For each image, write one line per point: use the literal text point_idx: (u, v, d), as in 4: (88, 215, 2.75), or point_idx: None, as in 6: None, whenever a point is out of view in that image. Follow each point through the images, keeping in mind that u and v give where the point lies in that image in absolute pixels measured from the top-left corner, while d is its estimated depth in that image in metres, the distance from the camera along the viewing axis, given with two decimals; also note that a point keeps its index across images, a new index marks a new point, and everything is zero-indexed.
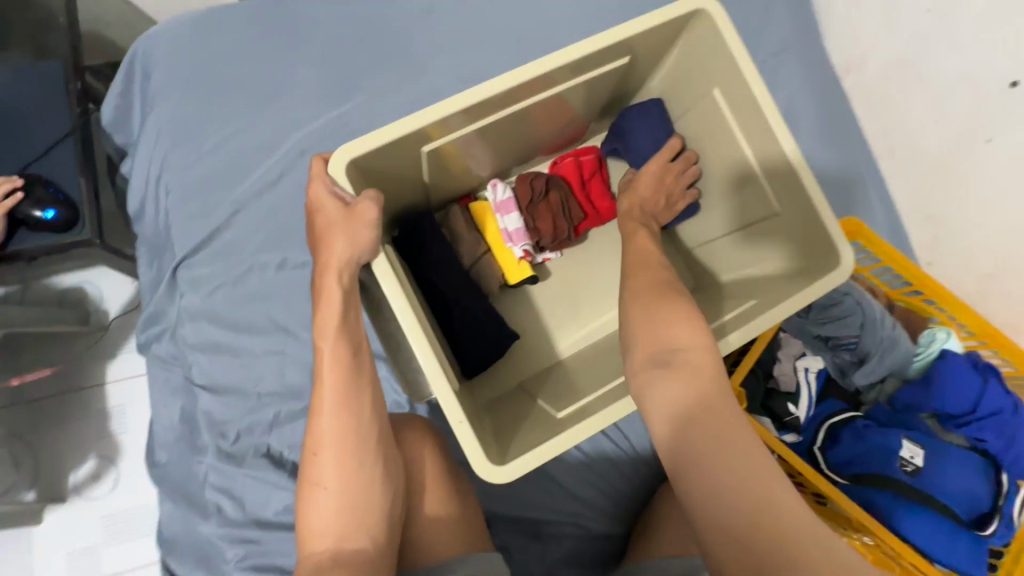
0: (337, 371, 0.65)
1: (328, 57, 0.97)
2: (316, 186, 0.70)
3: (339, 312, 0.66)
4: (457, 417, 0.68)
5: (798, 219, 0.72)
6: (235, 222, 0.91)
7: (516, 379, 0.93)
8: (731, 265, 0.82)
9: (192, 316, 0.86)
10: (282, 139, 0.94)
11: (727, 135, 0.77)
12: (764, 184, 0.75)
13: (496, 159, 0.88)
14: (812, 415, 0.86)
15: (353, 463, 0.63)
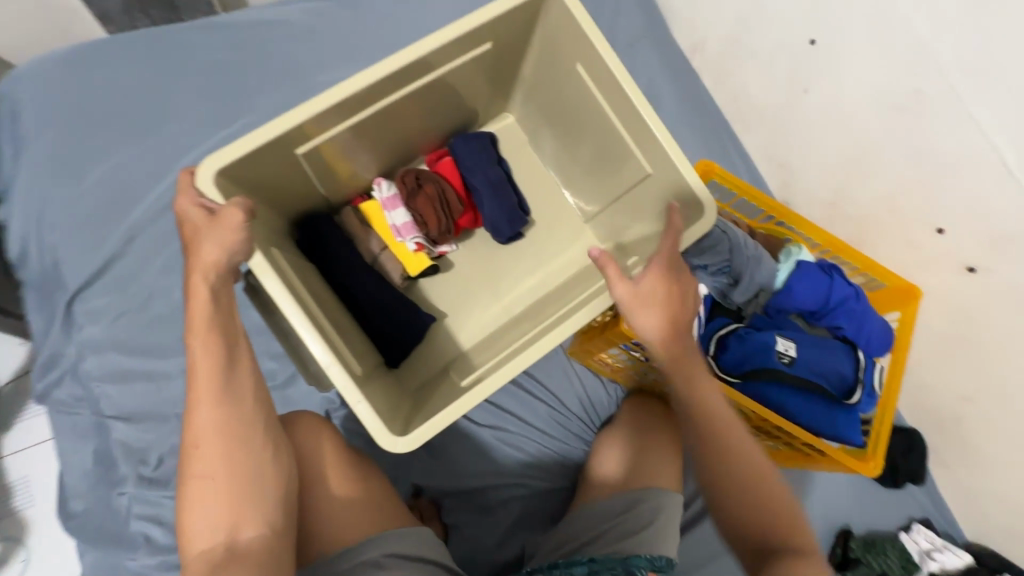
0: (211, 365, 0.56)
1: (213, 77, 0.98)
2: (188, 197, 0.62)
3: (209, 310, 0.56)
4: (355, 399, 0.64)
5: (663, 179, 0.80)
6: (132, 249, 0.87)
7: (443, 359, 0.89)
8: (618, 226, 0.90)
9: (97, 348, 0.82)
10: (173, 160, 0.92)
11: (595, 110, 0.84)
12: (631, 146, 0.83)
13: (382, 155, 0.87)
14: (703, 333, 0.83)
15: (241, 459, 0.55)
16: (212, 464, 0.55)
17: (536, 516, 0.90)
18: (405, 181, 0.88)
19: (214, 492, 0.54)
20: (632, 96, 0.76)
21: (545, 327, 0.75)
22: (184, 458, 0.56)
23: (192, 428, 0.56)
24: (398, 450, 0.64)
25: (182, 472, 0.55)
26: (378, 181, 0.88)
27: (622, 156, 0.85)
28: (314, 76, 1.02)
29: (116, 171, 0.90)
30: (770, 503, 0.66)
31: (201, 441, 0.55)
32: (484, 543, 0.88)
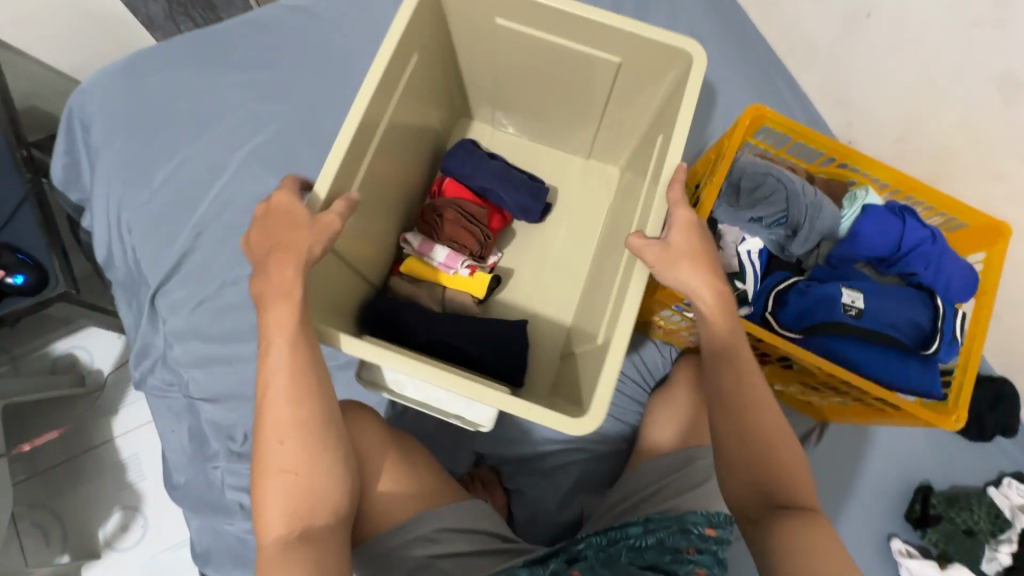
0: (291, 363, 0.59)
1: (254, 71, 1.01)
2: (287, 194, 0.63)
3: (294, 310, 0.59)
4: (526, 407, 0.60)
5: (642, 53, 0.77)
6: (200, 244, 0.93)
7: (552, 355, 0.90)
8: (635, 119, 0.87)
9: (180, 337, 0.89)
10: (228, 157, 0.97)
11: (549, 50, 0.82)
12: (595, 55, 0.80)
13: (392, 218, 0.85)
14: (759, 288, 0.79)
15: (319, 453, 0.59)
16: (294, 457, 0.58)
17: (596, 479, 0.92)
18: (427, 221, 0.88)
19: (296, 484, 0.58)
20: (572, 11, 0.74)
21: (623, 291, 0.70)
22: (262, 451, 0.59)
23: (273, 424, 0.59)
24: (574, 432, 0.61)
25: (261, 465, 0.59)
26: (405, 236, 0.87)
27: (590, 64, 0.82)
28: (351, 61, 1.03)
29: (178, 171, 0.96)
30: (778, 476, 0.65)
31: (287, 438, 0.58)
32: (545, 505, 0.91)
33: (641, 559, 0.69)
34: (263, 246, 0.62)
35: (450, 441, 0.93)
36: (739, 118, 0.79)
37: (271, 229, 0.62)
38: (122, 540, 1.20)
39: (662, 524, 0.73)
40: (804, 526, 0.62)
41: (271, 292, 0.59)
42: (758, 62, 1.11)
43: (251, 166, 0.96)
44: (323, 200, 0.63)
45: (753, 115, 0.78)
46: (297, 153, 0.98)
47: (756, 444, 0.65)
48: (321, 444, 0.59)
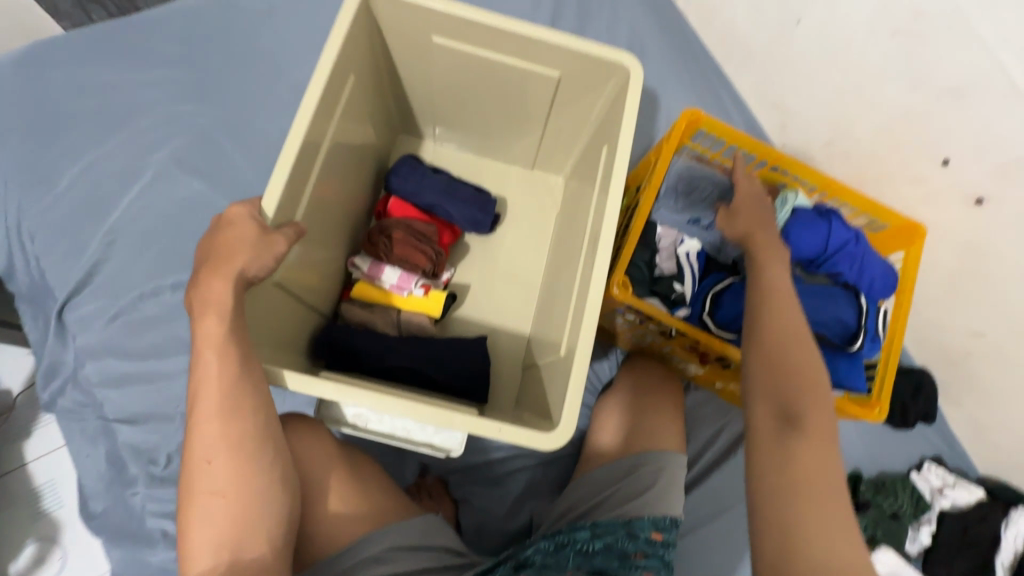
0: (219, 377, 0.53)
1: (174, 67, 0.94)
2: (241, 206, 0.59)
3: (224, 321, 0.54)
4: (495, 428, 0.58)
5: (581, 67, 0.77)
6: (115, 253, 0.85)
7: (514, 369, 0.91)
8: (574, 130, 0.87)
9: (93, 354, 0.82)
10: (146, 158, 0.90)
11: (489, 66, 0.80)
12: (532, 70, 0.79)
13: (336, 245, 0.83)
14: (698, 289, 0.80)
15: (249, 475, 0.54)
16: (222, 481, 0.53)
17: (544, 485, 0.91)
18: (375, 244, 0.86)
19: (224, 510, 0.53)
20: (505, 25, 0.73)
21: (582, 297, 0.69)
22: (187, 475, 0.54)
23: (199, 443, 0.54)
24: (542, 446, 0.59)
25: (186, 487, 0.53)
26: (353, 261, 0.85)
27: (530, 78, 0.81)
28: (283, 57, 0.98)
29: (88, 174, 0.88)
30: (807, 388, 0.59)
31: (215, 457, 0.53)
32: (494, 513, 0.90)
33: (590, 564, 0.71)
34: (204, 253, 0.57)
35: (394, 452, 0.90)
36: (676, 122, 0.80)
37: (217, 237, 0.57)
38: (38, 574, 1.10)
39: (611, 530, 0.74)
40: (818, 439, 0.56)
41: (202, 302, 0.54)
42: (697, 66, 1.14)
43: (172, 167, 0.90)
44: (273, 217, 0.59)
45: (689, 120, 0.79)
46: (224, 154, 0.92)
47: (774, 346, 0.61)
48: (256, 461, 0.54)
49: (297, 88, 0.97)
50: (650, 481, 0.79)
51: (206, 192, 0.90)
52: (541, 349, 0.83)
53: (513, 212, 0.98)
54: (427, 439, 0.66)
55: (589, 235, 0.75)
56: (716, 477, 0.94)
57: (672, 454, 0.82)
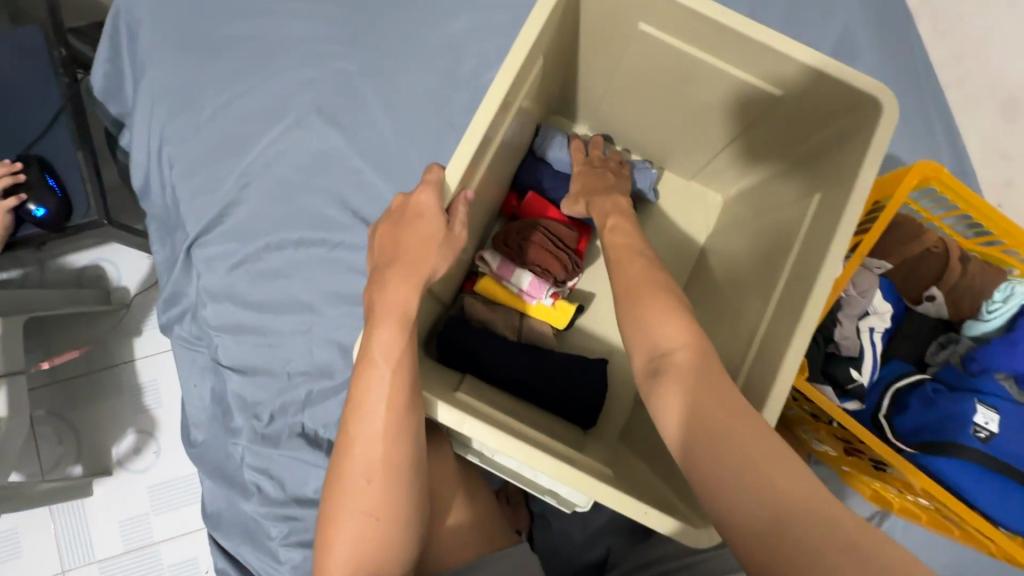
0: (392, 398, 0.49)
1: (330, 4, 0.87)
2: (427, 190, 0.53)
3: (405, 333, 0.50)
4: (641, 508, 0.52)
5: (813, 89, 0.62)
6: (246, 197, 0.83)
7: (628, 403, 0.84)
8: (766, 157, 0.74)
9: (213, 296, 0.82)
10: (288, 100, 0.85)
11: (692, 68, 0.68)
12: (748, 81, 0.66)
13: (469, 237, 0.76)
14: (876, 378, 0.69)
15: (402, 504, 0.50)
16: (378, 504, 0.49)
17: (627, 524, 0.86)
18: (507, 245, 0.78)
19: (373, 532, 0.49)
20: (740, 28, 0.60)
21: (765, 361, 0.57)
22: (339, 489, 0.50)
23: (356, 458, 0.50)
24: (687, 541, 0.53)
25: (335, 500, 0.50)
26: (482, 254, 0.78)
27: (736, 88, 0.68)
28: (443, 6, 0.88)
29: (231, 108, 0.85)
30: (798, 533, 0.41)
31: (375, 478, 0.49)
32: (572, 539, 0.86)
33: None
34: (386, 250, 0.53)
35: None
36: (906, 172, 0.64)
37: (400, 231, 0.53)
38: (134, 462, 1.20)
39: None
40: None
41: (382, 307, 0.51)
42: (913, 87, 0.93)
43: (313, 115, 0.85)
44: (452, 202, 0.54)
45: (925, 173, 0.65)
46: (366, 108, 0.85)
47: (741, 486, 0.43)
48: (408, 483, 0.50)
49: (452, 44, 0.87)
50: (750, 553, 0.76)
51: (343, 147, 0.84)
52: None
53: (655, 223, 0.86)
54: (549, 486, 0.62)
55: (781, 271, 0.63)
56: None
57: None
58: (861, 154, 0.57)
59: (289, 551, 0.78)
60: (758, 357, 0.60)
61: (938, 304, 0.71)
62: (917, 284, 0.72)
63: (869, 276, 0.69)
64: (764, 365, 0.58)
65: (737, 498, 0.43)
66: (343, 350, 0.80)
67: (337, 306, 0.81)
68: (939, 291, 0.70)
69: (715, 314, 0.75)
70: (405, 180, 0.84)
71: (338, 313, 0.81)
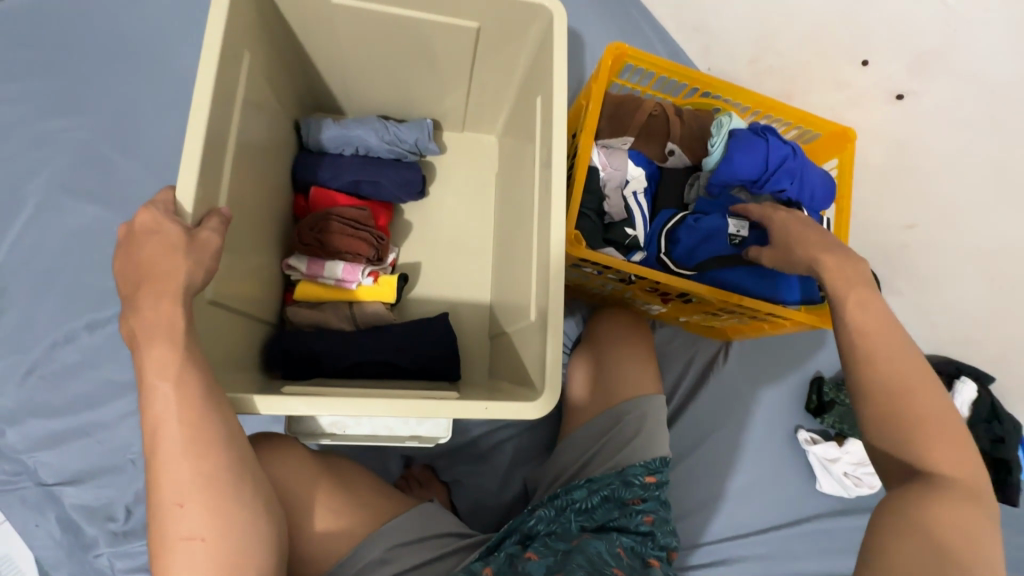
0: (184, 409, 0.49)
1: (31, 83, 0.82)
2: (149, 211, 0.52)
3: (178, 346, 0.50)
4: (480, 407, 0.57)
5: (500, 12, 0.71)
6: (8, 303, 0.75)
7: (485, 342, 0.88)
8: (505, 85, 0.83)
9: (11, 419, 0.73)
10: (20, 191, 0.78)
11: (399, 24, 0.74)
12: (450, 22, 0.73)
13: (266, 251, 0.76)
14: (650, 230, 0.80)
15: (228, 516, 0.50)
16: (201, 522, 0.49)
17: (530, 451, 0.91)
18: (307, 243, 0.80)
19: (207, 552, 0.49)
20: None
21: (544, 235, 0.66)
22: (157, 522, 0.49)
23: (168, 485, 0.49)
24: (529, 416, 0.58)
25: (157, 535, 0.49)
26: (288, 263, 0.79)
27: (446, 32, 0.75)
28: (158, 50, 0.86)
29: None
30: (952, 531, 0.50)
31: (187, 500, 0.49)
32: (488, 490, 0.89)
33: (592, 520, 0.73)
34: (131, 280, 0.51)
35: (373, 449, 0.88)
36: (602, 59, 0.77)
37: (138, 254, 0.51)
38: None
39: (605, 482, 0.76)
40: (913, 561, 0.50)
41: (145, 331, 0.50)
42: None
43: (54, 195, 0.79)
44: (193, 212, 0.54)
45: (614, 54, 0.77)
46: (112, 170, 0.81)
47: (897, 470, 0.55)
48: (235, 493, 0.50)
49: (181, 82, 0.86)
50: (639, 425, 0.80)
51: (101, 215, 0.79)
52: (506, 315, 0.81)
53: (445, 178, 0.93)
54: (411, 431, 0.66)
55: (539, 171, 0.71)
56: (694, 408, 0.97)
57: (652, 397, 0.83)
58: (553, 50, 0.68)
59: None
60: (540, 242, 0.68)
61: (679, 156, 0.84)
62: (658, 145, 0.83)
63: (619, 152, 0.81)
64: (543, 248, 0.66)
65: (938, 535, 0.50)
66: None
67: None
68: (675, 145, 0.82)
69: (516, 229, 0.81)
70: None
71: None
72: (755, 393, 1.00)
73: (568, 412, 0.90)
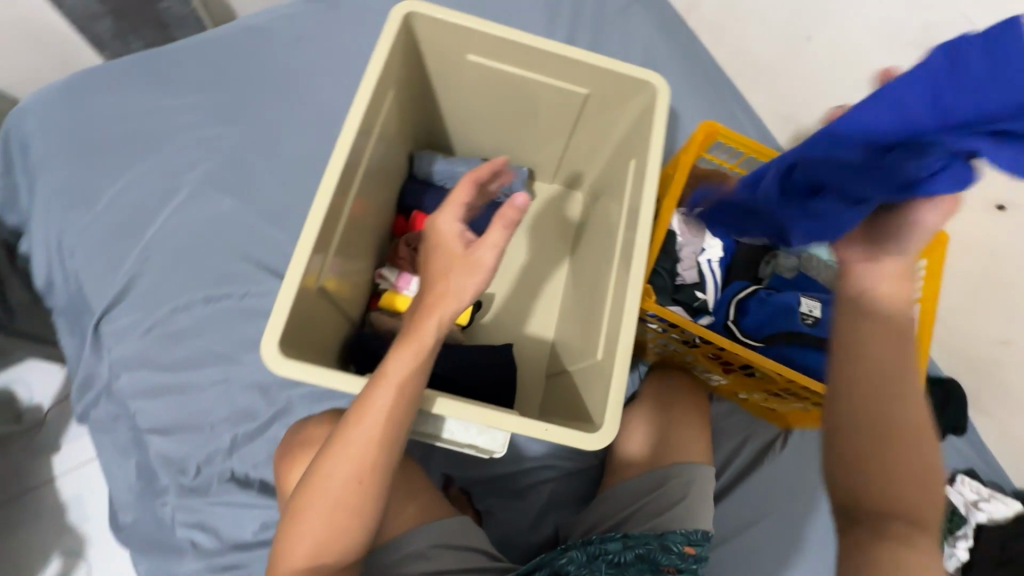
0: (395, 412, 0.56)
1: (208, 96, 0.99)
2: (448, 218, 0.65)
3: (425, 357, 0.58)
4: (540, 427, 0.60)
5: (609, 84, 0.79)
6: (148, 268, 0.88)
7: (542, 377, 0.92)
8: (600, 147, 0.90)
9: (126, 366, 0.85)
10: (181, 179, 0.94)
11: (517, 84, 0.83)
12: (561, 87, 0.82)
13: (365, 259, 0.86)
14: (720, 297, 0.82)
15: (382, 497, 0.57)
16: (358, 497, 0.56)
17: (568, 497, 0.91)
18: (401, 258, 0.89)
19: (346, 521, 0.56)
20: (538, 45, 0.76)
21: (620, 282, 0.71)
22: (321, 481, 0.56)
23: (348, 461, 0.56)
24: (588, 447, 0.60)
25: (312, 491, 0.56)
26: (381, 272, 0.88)
27: (557, 95, 0.84)
28: (310, 83, 1.03)
29: (125, 194, 0.92)
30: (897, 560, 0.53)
31: (366, 479, 0.56)
32: (519, 528, 0.89)
33: None
34: (434, 278, 0.61)
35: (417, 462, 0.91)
36: (693, 135, 0.83)
37: (440, 253, 0.64)
38: None
39: (642, 541, 0.73)
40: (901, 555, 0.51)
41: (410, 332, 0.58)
42: (708, 78, 1.15)
43: (205, 186, 0.94)
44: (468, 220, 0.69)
45: (706, 131, 0.82)
46: (254, 173, 0.96)
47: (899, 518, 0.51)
48: (389, 486, 0.58)
49: (323, 111, 1.02)
50: (684, 491, 0.79)
51: (237, 208, 0.93)
52: (569, 354, 0.85)
53: (530, 220, 1.00)
54: (470, 439, 0.68)
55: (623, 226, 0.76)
56: (743, 490, 0.93)
57: (700, 466, 0.82)
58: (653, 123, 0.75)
59: None
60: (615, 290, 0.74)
61: (759, 232, 0.85)
62: None
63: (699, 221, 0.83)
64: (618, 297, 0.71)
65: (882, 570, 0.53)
66: (263, 390, 0.85)
67: (252, 351, 0.87)
68: None
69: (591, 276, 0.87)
70: (301, 227, 0.94)
71: (254, 356, 0.86)
72: (810, 488, 0.95)
73: (612, 466, 0.88)
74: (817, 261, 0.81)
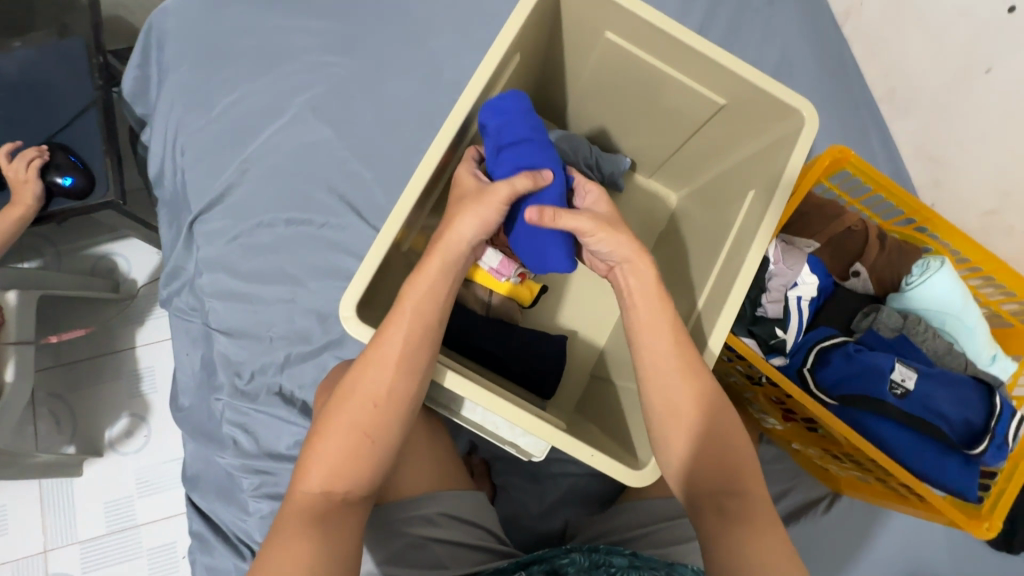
0: (413, 334, 0.56)
1: (329, 24, 1.00)
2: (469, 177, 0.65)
3: (447, 284, 0.59)
4: (586, 451, 0.59)
5: (747, 99, 0.73)
6: (245, 180, 0.93)
7: (587, 372, 0.90)
8: (716, 157, 0.83)
9: (210, 267, 0.91)
10: (289, 101, 0.97)
11: (647, 75, 0.78)
12: (696, 89, 0.76)
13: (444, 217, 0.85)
14: (802, 340, 0.74)
15: (397, 428, 0.57)
16: (376, 424, 0.56)
17: (585, 496, 0.89)
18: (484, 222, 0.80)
19: (364, 448, 0.55)
20: (687, 41, 0.70)
21: (709, 318, 0.68)
22: (346, 404, 0.56)
23: (370, 383, 0.56)
24: (628, 483, 0.60)
25: (336, 413, 0.56)
26: None
27: (688, 97, 0.78)
28: (426, 27, 1.02)
29: (238, 106, 0.97)
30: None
31: (385, 403, 0.56)
32: (529, 510, 0.89)
33: None
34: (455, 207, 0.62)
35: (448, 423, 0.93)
36: (819, 156, 0.75)
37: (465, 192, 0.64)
38: (125, 445, 1.24)
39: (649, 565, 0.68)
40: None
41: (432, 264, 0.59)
42: (849, 95, 1.02)
43: (309, 112, 0.96)
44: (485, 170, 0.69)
45: (835, 157, 0.73)
46: (356, 108, 0.97)
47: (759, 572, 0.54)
48: (404, 417, 0.57)
49: (433, 59, 1.01)
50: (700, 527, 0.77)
51: (333, 139, 0.95)
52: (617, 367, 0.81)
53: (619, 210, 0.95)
54: (511, 438, 0.69)
55: (725, 258, 0.73)
56: None
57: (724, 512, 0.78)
58: (789, 156, 0.69)
59: (258, 502, 0.83)
60: (697, 328, 0.71)
61: (864, 279, 0.77)
62: (843, 260, 0.78)
63: (797, 252, 0.75)
64: (698, 339, 0.69)
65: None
66: (322, 318, 0.89)
67: (320, 279, 0.90)
68: (863, 268, 0.77)
69: (674, 291, 0.84)
70: (387, 171, 0.95)
71: (322, 284, 0.90)
72: (846, 560, 0.88)
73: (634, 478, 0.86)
74: (923, 326, 0.72)
